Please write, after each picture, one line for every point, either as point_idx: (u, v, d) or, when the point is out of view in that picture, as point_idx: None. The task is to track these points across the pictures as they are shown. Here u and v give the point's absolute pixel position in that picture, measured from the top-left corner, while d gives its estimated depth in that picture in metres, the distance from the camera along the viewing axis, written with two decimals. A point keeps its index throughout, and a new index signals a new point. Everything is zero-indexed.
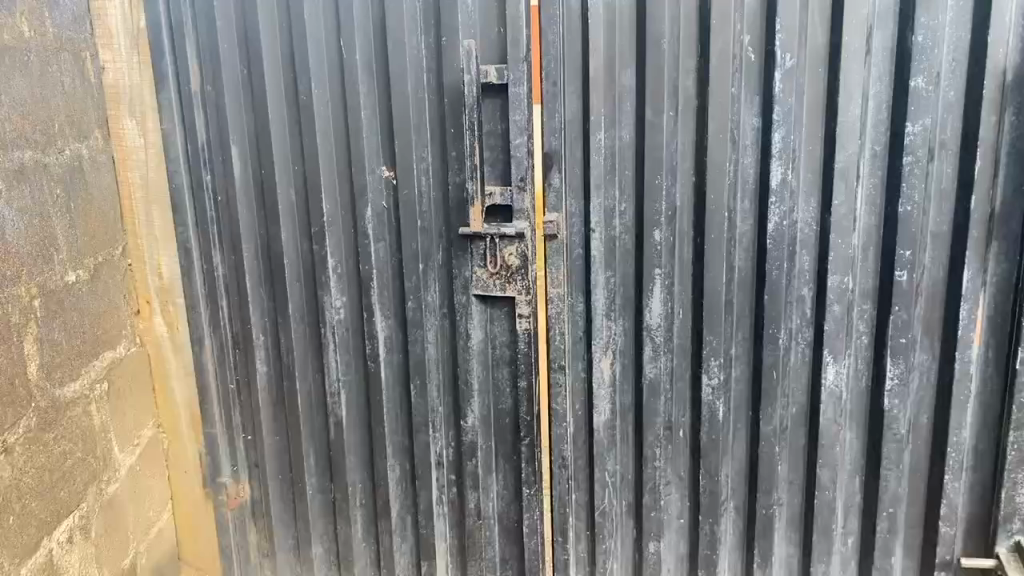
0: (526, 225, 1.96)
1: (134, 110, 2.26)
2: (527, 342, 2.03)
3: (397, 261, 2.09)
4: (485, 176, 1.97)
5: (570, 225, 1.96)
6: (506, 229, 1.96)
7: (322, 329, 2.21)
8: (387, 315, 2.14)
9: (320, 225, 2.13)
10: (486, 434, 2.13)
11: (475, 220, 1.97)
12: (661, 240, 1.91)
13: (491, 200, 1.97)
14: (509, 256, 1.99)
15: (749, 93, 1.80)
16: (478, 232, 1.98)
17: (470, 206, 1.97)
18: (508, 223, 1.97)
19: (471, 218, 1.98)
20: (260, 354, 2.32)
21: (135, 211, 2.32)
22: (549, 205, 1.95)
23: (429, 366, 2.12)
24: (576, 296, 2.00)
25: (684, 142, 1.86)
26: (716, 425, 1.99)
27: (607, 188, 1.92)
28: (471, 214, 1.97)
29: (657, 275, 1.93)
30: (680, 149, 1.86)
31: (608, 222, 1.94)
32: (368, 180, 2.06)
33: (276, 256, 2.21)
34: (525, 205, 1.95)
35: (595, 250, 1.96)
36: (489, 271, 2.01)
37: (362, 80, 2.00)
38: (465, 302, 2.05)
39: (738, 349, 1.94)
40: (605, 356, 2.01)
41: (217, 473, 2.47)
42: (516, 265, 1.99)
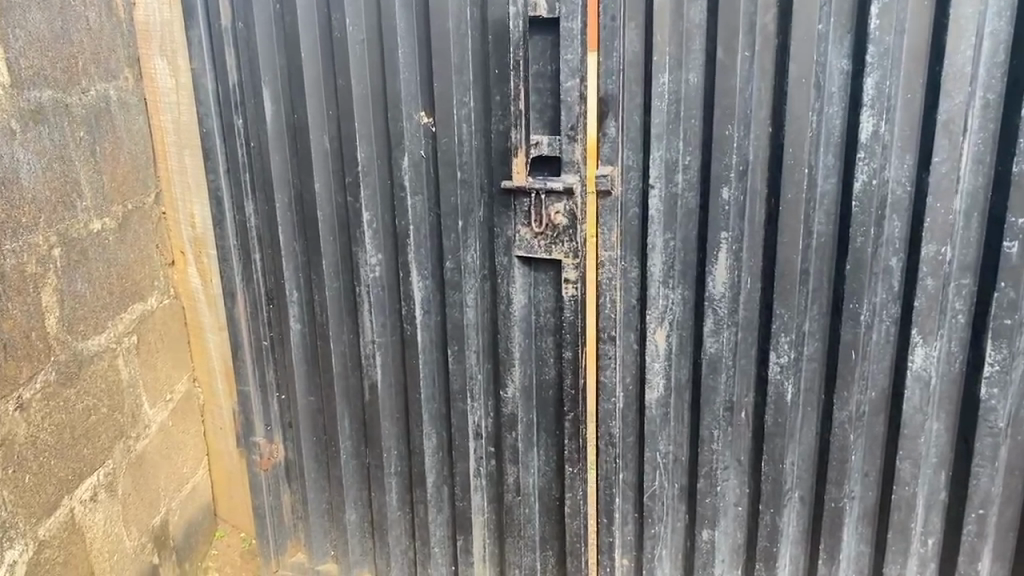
0: (576, 180, 1.76)
1: (165, 48, 2.13)
2: (574, 310, 1.85)
3: (435, 216, 1.93)
4: (532, 124, 1.77)
5: (626, 180, 1.75)
6: (553, 183, 1.76)
7: (357, 287, 2.06)
8: (424, 275, 1.97)
9: (354, 175, 1.97)
10: (528, 406, 1.97)
11: (517, 173, 1.80)
12: (729, 200, 1.70)
13: (538, 151, 1.78)
14: (556, 214, 1.78)
15: (839, 31, 1.56)
16: (522, 186, 1.79)
17: (515, 156, 1.79)
18: (554, 177, 1.77)
19: (514, 171, 1.80)
20: (293, 312, 2.20)
21: (167, 156, 2.24)
22: (602, 157, 1.75)
23: (467, 331, 1.95)
24: (631, 261, 1.81)
25: (760, 87, 1.63)
26: (783, 408, 1.79)
27: (668, 139, 1.71)
28: (515, 165, 1.80)
29: (723, 239, 1.73)
30: (755, 95, 1.63)
31: (669, 178, 1.73)
32: (405, 127, 1.88)
33: (310, 207, 2.06)
34: (575, 157, 1.75)
35: (653, 210, 1.75)
36: (533, 230, 1.82)
37: (400, 15, 1.81)
38: (506, 264, 1.87)
39: (812, 325, 1.73)
40: (660, 327, 1.83)
41: (251, 432, 2.38)
42: (563, 225, 1.78)
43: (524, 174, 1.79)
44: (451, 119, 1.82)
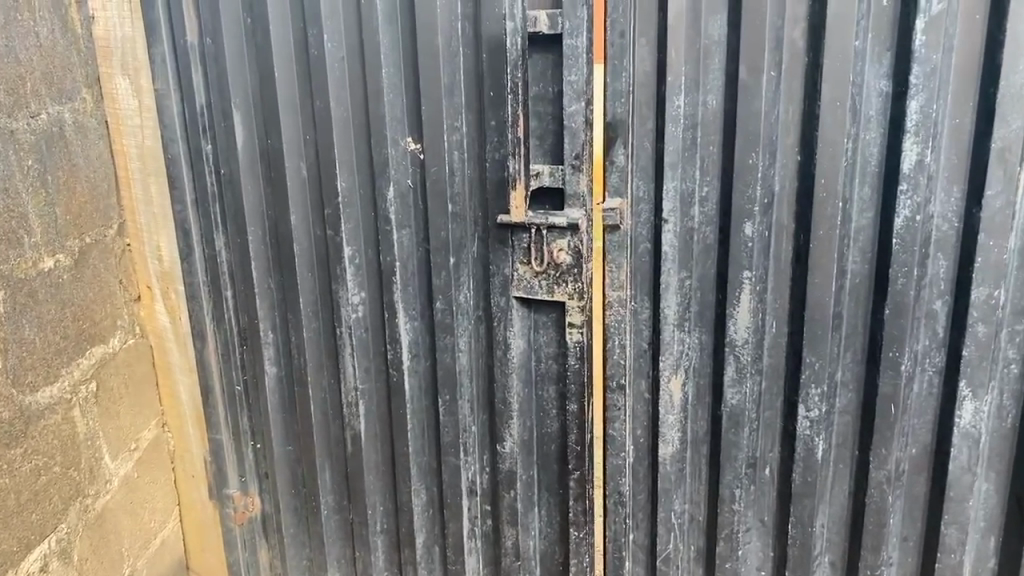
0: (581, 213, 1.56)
1: (126, 67, 1.94)
2: (578, 358, 1.64)
3: (424, 252, 1.73)
4: (531, 151, 1.59)
5: (636, 212, 1.58)
6: (556, 218, 1.56)
7: (338, 329, 1.87)
8: (412, 315, 1.78)
9: (333, 206, 1.78)
10: (528, 462, 1.77)
11: (516, 212, 1.60)
12: (752, 236, 1.52)
13: (538, 182, 1.59)
14: (558, 251, 1.58)
15: (878, 48, 1.38)
16: (520, 221, 1.59)
17: (512, 188, 1.60)
18: (556, 211, 1.57)
19: (511, 205, 1.60)
20: (268, 354, 2.00)
21: (132, 183, 2.04)
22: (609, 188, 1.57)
23: (460, 379, 1.75)
24: (642, 302, 1.63)
25: (787, 111, 1.46)
26: (813, 466, 1.60)
27: (684, 167, 1.53)
28: (512, 198, 1.60)
29: (746, 280, 1.55)
30: (782, 120, 1.46)
31: (685, 211, 1.55)
32: (389, 154, 1.69)
33: (285, 241, 1.88)
34: (580, 189, 1.55)
35: (667, 246, 1.57)
36: (533, 269, 1.62)
37: (383, 31, 1.63)
38: (504, 305, 1.68)
39: (845, 374, 1.55)
40: (675, 376, 1.64)
41: (224, 483, 2.18)
42: (567, 263, 1.58)
43: (524, 211, 1.59)
44: (441, 146, 1.63)
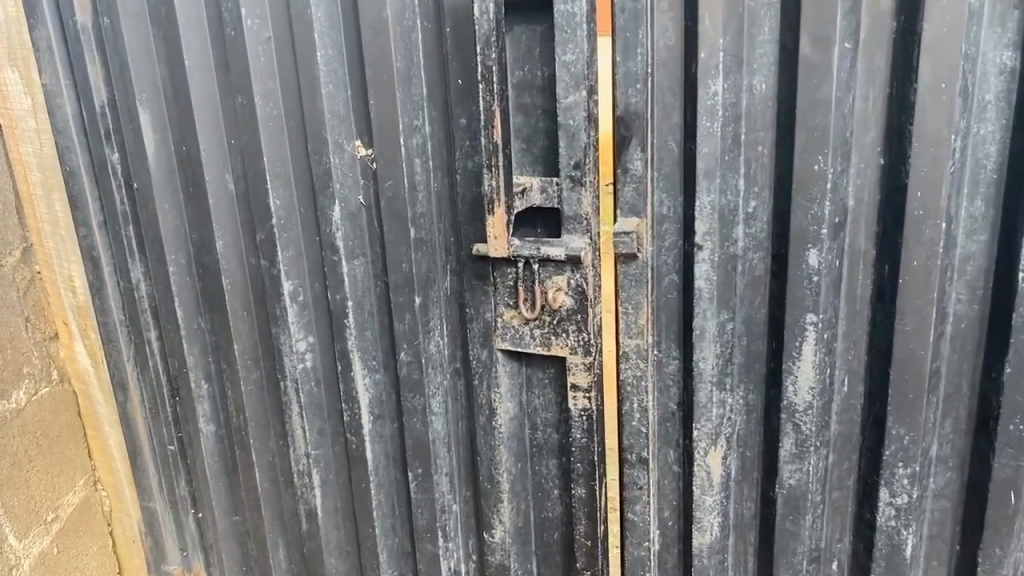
0: (585, 243, 1.13)
1: (10, 55, 1.53)
2: (584, 431, 1.22)
3: (384, 287, 1.34)
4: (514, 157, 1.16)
5: (659, 235, 1.19)
6: (550, 249, 1.13)
7: (282, 381, 1.49)
8: (371, 367, 1.39)
9: (266, 230, 1.38)
10: (524, 554, 1.37)
11: (494, 244, 1.15)
12: (818, 268, 1.12)
13: (525, 201, 1.15)
14: (556, 292, 1.16)
15: (999, 7, 0.98)
16: (504, 257, 1.16)
17: (489, 214, 1.14)
18: (551, 241, 1.14)
19: (489, 237, 1.15)
20: (203, 409, 1.62)
21: (35, 199, 1.64)
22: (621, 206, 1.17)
23: (435, 449, 1.35)
24: (668, 351, 1.25)
25: (865, 97, 1.06)
26: (900, 566, 1.21)
27: (724, 176, 1.13)
28: (489, 228, 1.14)
29: (810, 327, 1.14)
30: (857, 110, 1.06)
31: (725, 235, 1.16)
32: (333, 164, 1.29)
33: (213, 273, 1.50)
34: (583, 209, 1.11)
35: (700, 280, 1.17)
36: (523, 317, 1.20)
37: (316, 2, 1.22)
38: (486, 360, 1.27)
39: (941, 448, 1.17)
40: (715, 448, 1.25)
41: (164, 558, 1.82)
42: (568, 307, 1.16)
43: (507, 245, 1.14)
44: (396, 153, 1.22)
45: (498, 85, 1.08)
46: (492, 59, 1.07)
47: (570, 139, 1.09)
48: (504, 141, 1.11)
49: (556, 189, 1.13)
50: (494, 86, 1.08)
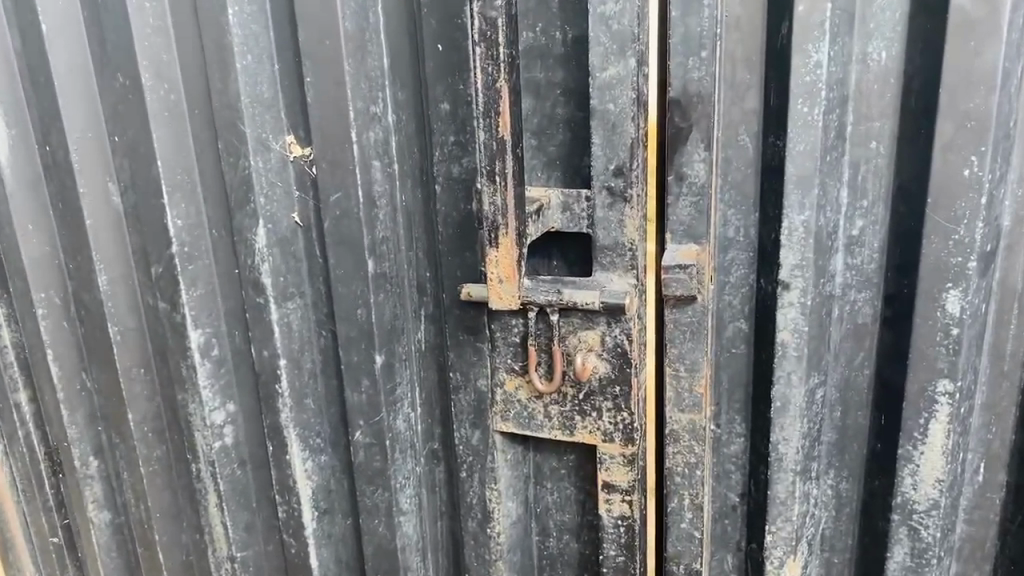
0: (628, 284, 0.80)
1: None
2: (620, 547, 0.88)
3: (332, 338, 0.97)
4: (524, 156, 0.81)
5: (722, 267, 0.85)
6: (581, 294, 0.79)
7: (193, 464, 1.09)
8: (316, 445, 1.02)
9: (164, 262, 0.98)
10: None
11: (498, 289, 0.79)
12: (959, 317, 0.78)
13: (542, 225, 0.80)
14: (586, 355, 0.82)
15: None
16: (512, 306, 0.80)
17: (488, 247, 0.77)
18: (578, 281, 0.81)
19: (489, 278, 0.79)
20: (93, 493, 1.22)
21: None
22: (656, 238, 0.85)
23: (407, 561, 0.99)
24: (730, 428, 0.91)
25: None
26: None
27: (823, 185, 0.78)
28: (490, 265, 0.78)
29: (942, 402, 0.80)
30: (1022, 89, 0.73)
31: (822, 269, 0.81)
32: (253, 169, 0.92)
33: (95, 320, 1.09)
34: (627, 236, 0.79)
35: (785, 331, 0.83)
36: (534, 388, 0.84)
37: None
38: (477, 446, 0.91)
39: None
40: (797, 559, 0.90)
41: None
42: (603, 376, 0.82)
43: (518, 295, 0.79)
44: (346, 153, 0.85)
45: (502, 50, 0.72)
46: (495, 9, 0.71)
47: (609, 132, 0.76)
48: (512, 136, 0.75)
49: (583, 207, 0.80)
50: (496, 52, 0.72)
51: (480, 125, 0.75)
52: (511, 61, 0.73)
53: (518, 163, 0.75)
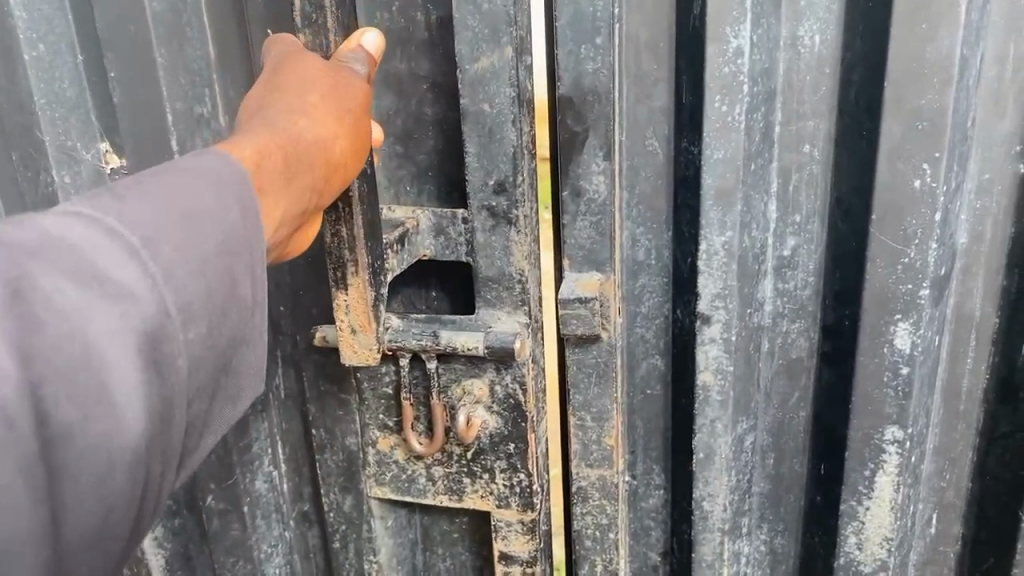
0: (519, 323, 0.65)
1: None
2: None
3: None
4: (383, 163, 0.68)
5: (631, 296, 0.71)
6: (463, 337, 0.65)
7: None
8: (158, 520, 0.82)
9: None
10: None
11: (351, 341, 0.63)
12: (909, 354, 0.65)
13: (412, 253, 0.65)
14: (473, 408, 0.67)
15: None
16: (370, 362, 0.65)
17: (336, 291, 0.61)
18: (458, 320, 0.66)
19: (339, 324, 0.63)
20: None
21: None
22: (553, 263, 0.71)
23: None
24: (648, 480, 0.77)
25: (988, 60, 0.60)
26: None
27: (747, 200, 0.64)
28: (340, 313, 0.62)
29: (889, 452, 0.68)
30: (977, 83, 0.60)
31: (748, 299, 0.67)
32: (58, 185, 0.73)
33: None
34: (516, 264, 0.64)
35: (705, 374, 0.69)
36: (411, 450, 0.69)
37: None
38: (350, 513, 0.77)
39: None
40: None
41: None
42: (496, 431, 0.68)
43: (377, 346, 0.64)
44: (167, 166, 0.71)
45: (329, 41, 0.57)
46: None
47: (486, 140, 0.61)
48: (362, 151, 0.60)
49: (461, 230, 0.65)
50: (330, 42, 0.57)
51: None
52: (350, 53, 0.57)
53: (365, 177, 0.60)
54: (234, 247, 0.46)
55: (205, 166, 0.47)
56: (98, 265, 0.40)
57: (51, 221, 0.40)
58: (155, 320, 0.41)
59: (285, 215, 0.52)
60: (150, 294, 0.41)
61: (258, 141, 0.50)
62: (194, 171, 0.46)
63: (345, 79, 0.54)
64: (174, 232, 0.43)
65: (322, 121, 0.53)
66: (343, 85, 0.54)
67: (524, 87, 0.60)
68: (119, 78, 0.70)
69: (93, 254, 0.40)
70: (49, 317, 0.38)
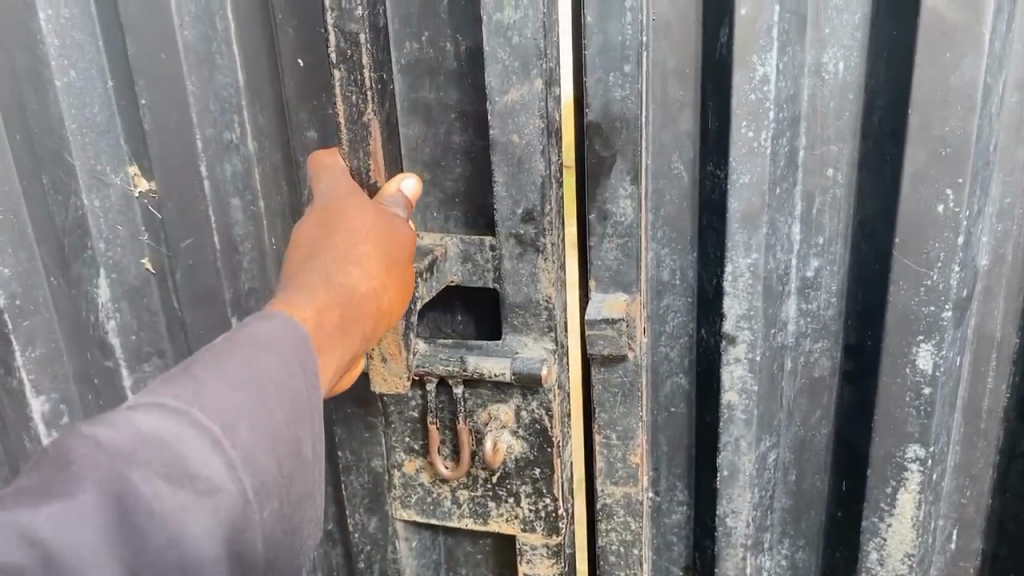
0: (545, 350, 0.66)
1: None
2: None
3: None
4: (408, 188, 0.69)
5: (657, 316, 0.72)
6: (492, 362, 0.66)
7: None
8: None
9: None
10: None
11: (381, 369, 0.65)
12: (931, 374, 0.66)
13: (445, 278, 0.66)
14: (501, 434, 0.68)
15: None
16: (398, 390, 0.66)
17: None
18: (485, 346, 0.67)
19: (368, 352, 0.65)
20: None
21: None
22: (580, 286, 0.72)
23: None
24: (671, 495, 0.78)
25: (1010, 87, 0.62)
26: None
27: (773, 223, 0.66)
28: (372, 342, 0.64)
29: (910, 469, 0.69)
30: (999, 110, 0.61)
31: (773, 318, 0.69)
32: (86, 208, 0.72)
33: None
34: (542, 290, 0.65)
35: (731, 392, 0.70)
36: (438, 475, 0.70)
37: None
38: (376, 533, 0.77)
39: None
40: None
41: None
42: (524, 455, 0.68)
43: (406, 375, 0.66)
44: (195, 189, 0.73)
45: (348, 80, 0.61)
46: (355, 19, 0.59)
47: (514, 170, 0.62)
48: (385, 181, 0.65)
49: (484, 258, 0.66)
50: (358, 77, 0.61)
51: (348, 151, 0.63)
52: (379, 86, 0.62)
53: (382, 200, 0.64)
54: (301, 416, 0.50)
55: (278, 336, 0.49)
56: (187, 464, 0.43)
57: (145, 420, 0.43)
58: (236, 509, 0.44)
59: (337, 367, 0.54)
60: (230, 485, 0.44)
61: (317, 297, 0.54)
62: (264, 343, 0.49)
63: (401, 237, 0.60)
64: (248, 420, 0.46)
65: (377, 275, 0.57)
66: (398, 233, 0.60)
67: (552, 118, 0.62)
68: (151, 104, 0.70)
69: (181, 454, 0.43)
70: (152, 524, 0.41)
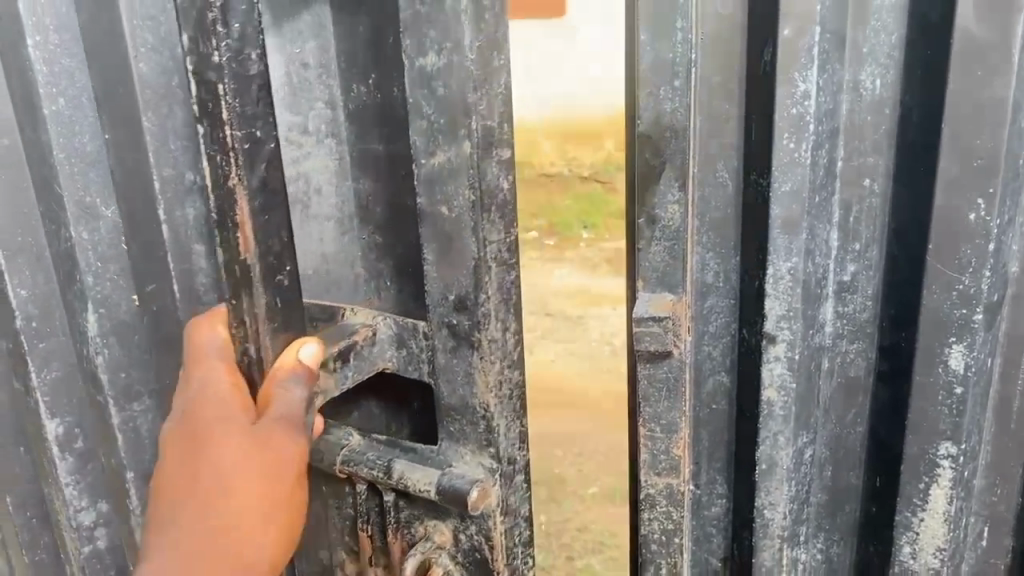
0: (481, 469, 0.77)
1: None
2: None
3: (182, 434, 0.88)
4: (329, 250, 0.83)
5: (700, 316, 0.76)
6: (419, 474, 0.77)
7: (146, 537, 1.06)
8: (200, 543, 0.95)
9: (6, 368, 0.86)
10: None
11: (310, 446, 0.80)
12: (963, 374, 0.69)
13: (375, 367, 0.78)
14: (435, 539, 0.80)
15: None
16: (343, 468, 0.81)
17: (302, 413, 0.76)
18: (421, 453, 0.78)
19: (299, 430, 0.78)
20: None
21: None
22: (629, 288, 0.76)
23: None
24: (711, 488, 0.82)
25: None
26: None
27: (812, 229, 0.70)
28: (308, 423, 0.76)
29: (942, 469, 0.72)
30: None
31: (810, 319, 0.73)
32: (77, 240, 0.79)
33: None
34: (477, 394, 0.75)
35: (770, 389, 0.74)
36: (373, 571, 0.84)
37: None
38: None
39: None
40: None
41: None
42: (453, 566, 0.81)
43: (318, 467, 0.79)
44: (155, 230, 0.80)
45: (238, 99, 0.67)
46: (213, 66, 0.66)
47: (444, 252, 0.73)
48: (259, 260, 0.71)
49: (410, 347, 0.78)
50: (219, 137, 0.68)
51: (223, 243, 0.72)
52: (246, 145, 0.68)
53: (273, 295, 0.72)
54: None
55: None
56: None
57: None
58: None
59: None
60: None
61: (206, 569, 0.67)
62: None
63: (283, 461, 0.68)
64: None
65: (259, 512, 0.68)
66: (272, 467, 0.68)
67: (483, 183, 0.71)
68: (113, 138, 0.77)
69: None
70: None
